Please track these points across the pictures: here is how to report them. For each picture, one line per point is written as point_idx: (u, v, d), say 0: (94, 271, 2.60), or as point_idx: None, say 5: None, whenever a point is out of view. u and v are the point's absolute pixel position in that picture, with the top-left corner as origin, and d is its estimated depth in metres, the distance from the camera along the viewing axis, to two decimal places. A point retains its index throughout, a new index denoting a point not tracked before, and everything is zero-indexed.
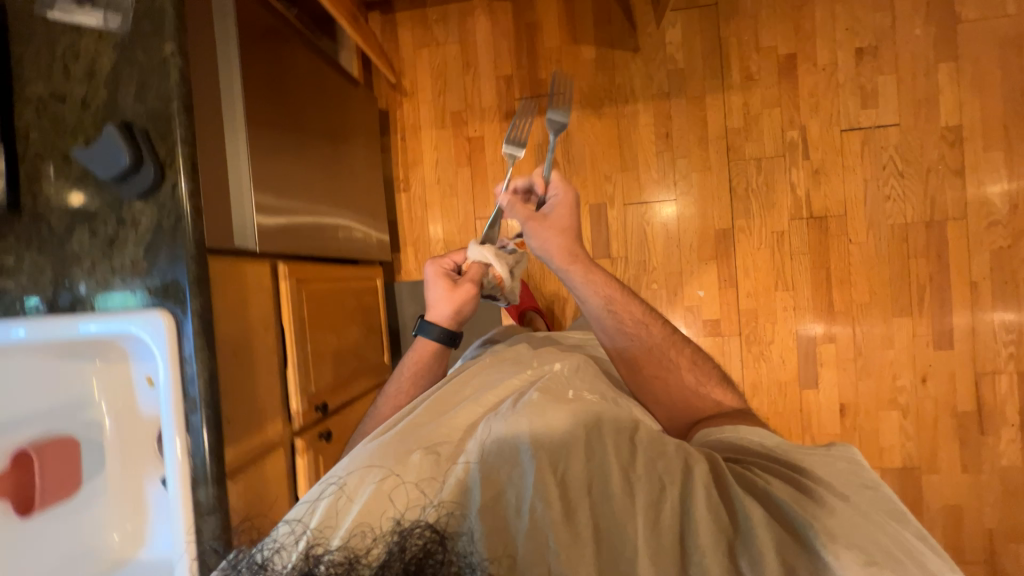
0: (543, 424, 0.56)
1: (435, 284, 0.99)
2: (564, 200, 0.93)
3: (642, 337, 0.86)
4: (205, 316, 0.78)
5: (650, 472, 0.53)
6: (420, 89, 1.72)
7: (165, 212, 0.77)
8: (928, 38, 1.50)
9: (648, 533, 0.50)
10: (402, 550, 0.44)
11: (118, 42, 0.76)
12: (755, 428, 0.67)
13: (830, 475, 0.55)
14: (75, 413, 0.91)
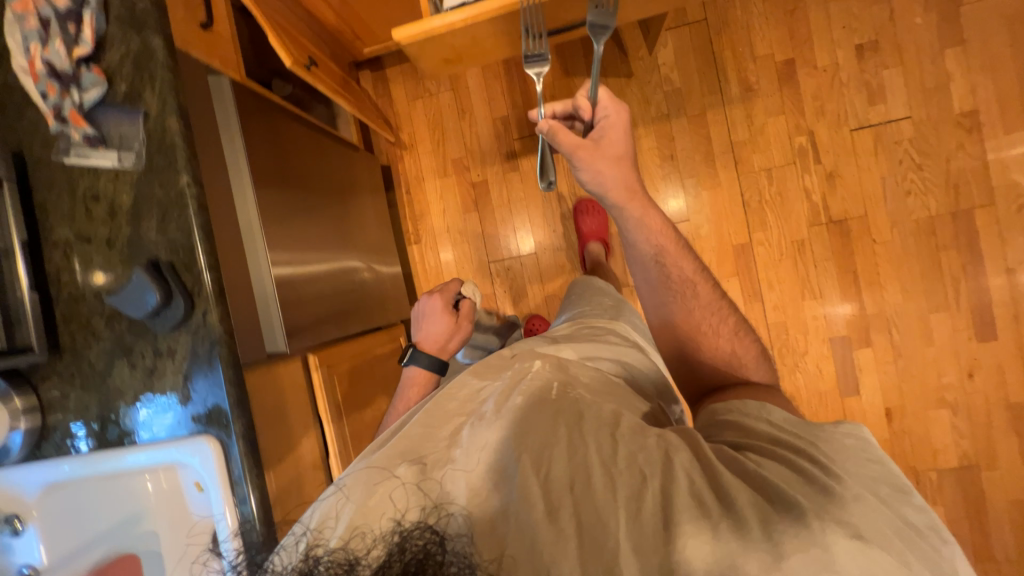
0: (534, 417, 0.51)
1: (434, 318, 1.09)
2: (617, 121, 0.82)
3: (685, 296, 0.81)
4: (250, 436, 0.79)
5: (638, 458, 0.49)
6: (419, 140, 1.73)
7: (198, 339, 0.78)
8: (931, 25, 1.45)
9: (638, 523, 0.45)
10: (403, 551, 0.41)
11: (135, 180, 0.78)
12: (769, 405, 0.61)
13: (833, 448, 0.51)
14: (130, 528, 0.85)
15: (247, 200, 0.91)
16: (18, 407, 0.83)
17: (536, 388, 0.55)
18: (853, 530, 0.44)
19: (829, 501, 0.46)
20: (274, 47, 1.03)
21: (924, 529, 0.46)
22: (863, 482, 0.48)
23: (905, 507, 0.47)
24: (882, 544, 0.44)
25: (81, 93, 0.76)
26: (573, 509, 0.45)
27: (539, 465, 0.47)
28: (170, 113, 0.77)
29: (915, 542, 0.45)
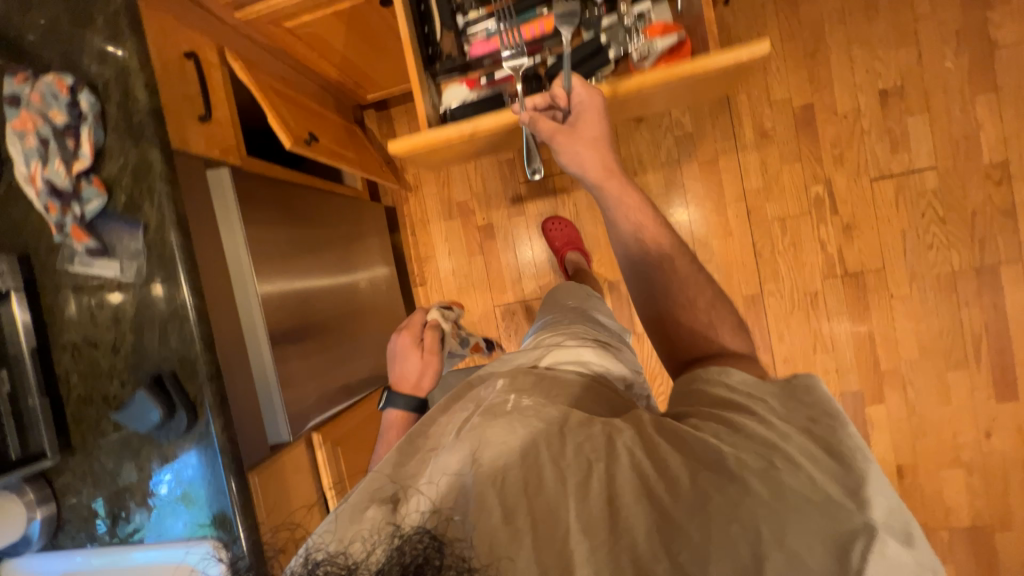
0: (490, 421, 0.50)
1: (402, 357, 0.95)
2: (591, 98, 0.73)
3: (663, 271, 0.67)
4: (255, 538, 0.81)
5: (587, 436, 0.47)
6: (424, 182, 1.71)
7: (203, 447, 0.80)
8: (961, 70, 1.38)
9: (584, 497, 0.42)
10: (401, 554, 0.38)
11: (137, 290, 0.79)
12: (740, 371, 0.53)
13: (780, 404, 0.47)
14: None
15: (250, 296, 0.91)
16: (32, 501, 0.86)
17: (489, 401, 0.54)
18: (773, 467, 0.41)
19: (748, 443, 0.42)
20: (275, 130, 1.03)
21: (852, 452, 0.42)
22: (792, 424, 0.44)
23: (836, 438, 0.43)
24: (806, 479, 0.40)
25: (82, 206, 0.77)
26: (529, 491, 0.43)
27: (490, 454, 0.46)
28: (170, 226, 0.77)
29: (836, 464, 0.41)
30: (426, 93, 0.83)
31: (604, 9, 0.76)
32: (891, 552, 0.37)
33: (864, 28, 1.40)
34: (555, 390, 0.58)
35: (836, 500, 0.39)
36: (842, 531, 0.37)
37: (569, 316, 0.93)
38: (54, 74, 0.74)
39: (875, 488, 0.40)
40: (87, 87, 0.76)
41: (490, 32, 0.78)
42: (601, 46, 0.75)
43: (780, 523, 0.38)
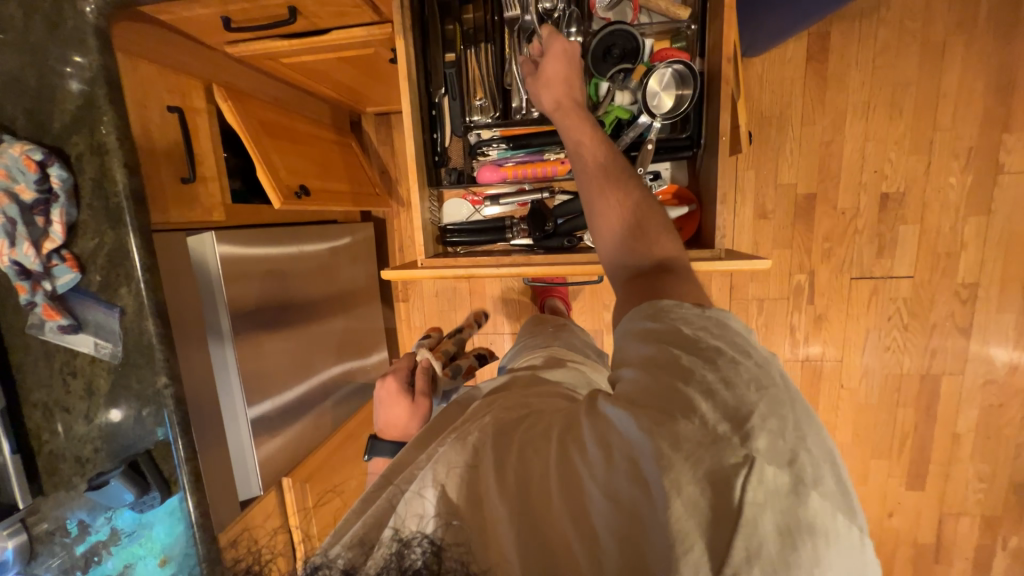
0: (456, 433, 0.53)
1: (390, 404, 0.85)
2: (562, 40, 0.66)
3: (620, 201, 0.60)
4: None
5: (539, 432, 0.49)
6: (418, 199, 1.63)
7: (178, 514, 0.85)
8: (963, 187, 1.39)
9: (533, 491, 0.44)
10: (402, 561, 0.40)
11: (113, 368, 0.79)
12: (676, 302, 0.50)
13: (691, 335, 0.45)
14: None
15: (231, 360, 0.93)
16: (1, 534, 0.85)
17: (461, 418, 0.57)
18: (669, 417, 0.40)
19: (646, 396, 0.42)
20: (264, 183, 0.97)
21: (745, 383, 0.41)
22: (697, 354, 0.43)
23: (735, 366, 0.42)
24: (696, 416, 0.40)
25: (53, 282, 0.74)
26: (491, 480, 0.46)
27: (456, 459, 0.48)
28: (148, 316, 0.76)
29: (725, 396, 0.40)
30: (426, 206, 0.80)
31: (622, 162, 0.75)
32: (768, 479, 0.37)
33: (882, 127, 1.39)
34: (511, 395, 0.60)
35: (722, 438, 0.38)
36: (722, 470, 0.37)
37: (542, 339, 0.92)
38: (21, 145, 0.68)
39: (762, 413, 0.39)
40: (58, 160, 0.70)
41: (505, 161, 0.77)
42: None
43: (675, 474, 0.37)
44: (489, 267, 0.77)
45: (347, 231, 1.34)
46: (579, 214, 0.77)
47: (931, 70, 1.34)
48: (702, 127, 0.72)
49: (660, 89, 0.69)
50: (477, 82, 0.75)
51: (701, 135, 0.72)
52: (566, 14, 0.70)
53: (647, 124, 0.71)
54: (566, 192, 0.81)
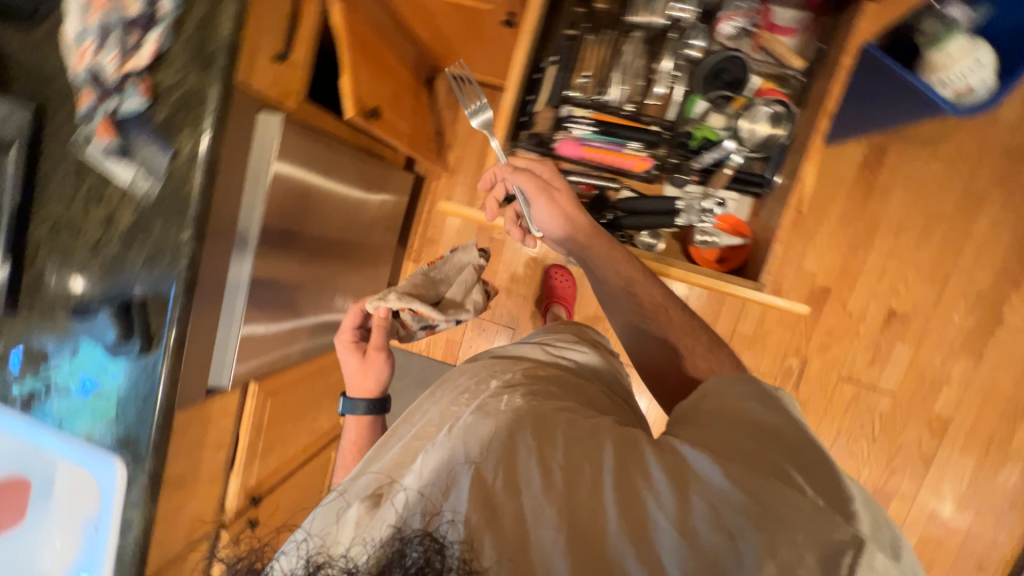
0: (477, 418, 0.61)
1: (347, 364, 0.97)
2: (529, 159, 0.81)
3: (659, 317, 0.76)
4: (156, 474, 0.85)
5: (593, 445, 0.57)
6: (462, 169, 1.68)
7: (144, 377, 0.81)
8: (963, 327, 1.47)
9: (583, 504, 0.52)
10: (404, 556, 0.50)
11: (142, 207, 0.78)
12: (770, 395, 0.62)
13: (790, 427, 0.58)
14: (24, 458, 0.91)
15: (249, 243, 0.90)
16: None
17: (487, 395, 0.66)
18: (759, 472, 0.53)
19: (730, 453, 0.55)
20: (343, 94, 0.99)
21: (837, 481, 0.54)
22: (767, 426, 0.58)
23: (827, 465, 0.56)
24: (774, 477, 0.53)
25: (120, 102, 0.73)
26: (535, 476, 0.54)
27: (478, 450, 0.57)
28: (198, 166, 0.75)
29: (812, 470, 0.55)
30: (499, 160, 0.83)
31: (695, 178, 0.80)
32: (872, 561, 0.48)
33: (909, 248, 1.47)
34: (539, 387, 0.71)
35: (833, 516, 0.50)
36: (835, 544, 0.48)
37: (575, 334, 0.95)
38: None
39: (857, 506, 0.52)
40: None
41: (587, 141, 0.79)
42: (677, 209, 0.78)
43: (784, 535, 0.48)
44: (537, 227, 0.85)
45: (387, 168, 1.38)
46: (640, 214, 0.80)
47: (966, 212, 1.43)
48: (778, 170, 0.76)
49: (752, 125, 0.73)
50: (587, 61, 0.79)
51: (774, 180, 0.76)
52: (691, 28, 0.75)
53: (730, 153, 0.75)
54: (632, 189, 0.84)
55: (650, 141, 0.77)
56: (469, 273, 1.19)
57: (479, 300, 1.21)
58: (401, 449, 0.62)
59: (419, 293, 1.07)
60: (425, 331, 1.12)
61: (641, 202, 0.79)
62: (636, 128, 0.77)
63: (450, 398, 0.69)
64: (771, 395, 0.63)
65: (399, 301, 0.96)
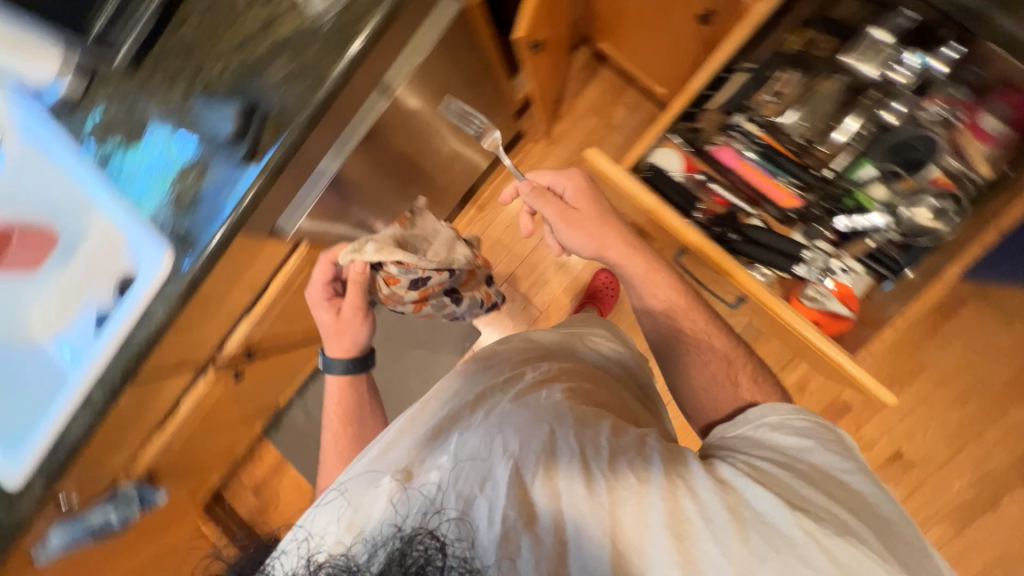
0: (516, 408, 0.68)
1: (328, 319, 1.07)
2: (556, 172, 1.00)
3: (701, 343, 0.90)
4: (195, 282, 0.84)
5: (636, 456, 0.64)
6: (560, 143, 1.70)
7: (232, 184, 0.81)
8: (958, 496, 1.46)
9: (621, 532, 0.59)
10: (405, 557, 0.55)
11: (306, 26, 0.79)
12: (840, 450, 0.69)
13: (857, 482, 0.65)
14: (68, 218, 1.05)
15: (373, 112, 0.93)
16: (73, 69, 0.86)
17: (526, 386, 0.72)
18: (818, 511, 0.60)
19: (790, 489, 0.62)
20: (523, 12, 0.97)
21: (899, 541, 0.62)
22: (819, 471, 0.66)
23: (889, 524, 0.63)
24: (834, 523, 0.59)
25: None
26: (573, 489, 0.61)
27: (516, 446, 0.63)
28: (378, 9, 0.75)
29: (875, 524, 0.62)
30: (659, 138, 0.94)
31: (829, 236, 0.95)
32: None
33: (943, 404, 1.46)
34: (577, 381, 0.77)
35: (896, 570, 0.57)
36: None
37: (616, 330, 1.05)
38: None
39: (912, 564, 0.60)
40: None
41: (748, 160, 0.95)
42: (800, 256, 0.91)
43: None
44: (680, 219, 0.85)
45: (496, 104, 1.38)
46: (760, 244, 0.93)
47: (1010, 393, 1.44)
48: (910, 261, 0.91)
49: (913, 209, 0.89)
50: (790, 85, 0.97)
51: (907, 270, 0.92)
52: (901, 95, 0.91)
53: (878, 220, 0.91)
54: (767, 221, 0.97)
55: (808, 184, 0.94)
56: (444, 229, 1.26)
57: (465, 253, 1.27)
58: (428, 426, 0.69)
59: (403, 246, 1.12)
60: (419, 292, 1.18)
61: (765, 235, 0.93)
62: (801, 171, 0.94)
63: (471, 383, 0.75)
64: (841, 448, 0.69)
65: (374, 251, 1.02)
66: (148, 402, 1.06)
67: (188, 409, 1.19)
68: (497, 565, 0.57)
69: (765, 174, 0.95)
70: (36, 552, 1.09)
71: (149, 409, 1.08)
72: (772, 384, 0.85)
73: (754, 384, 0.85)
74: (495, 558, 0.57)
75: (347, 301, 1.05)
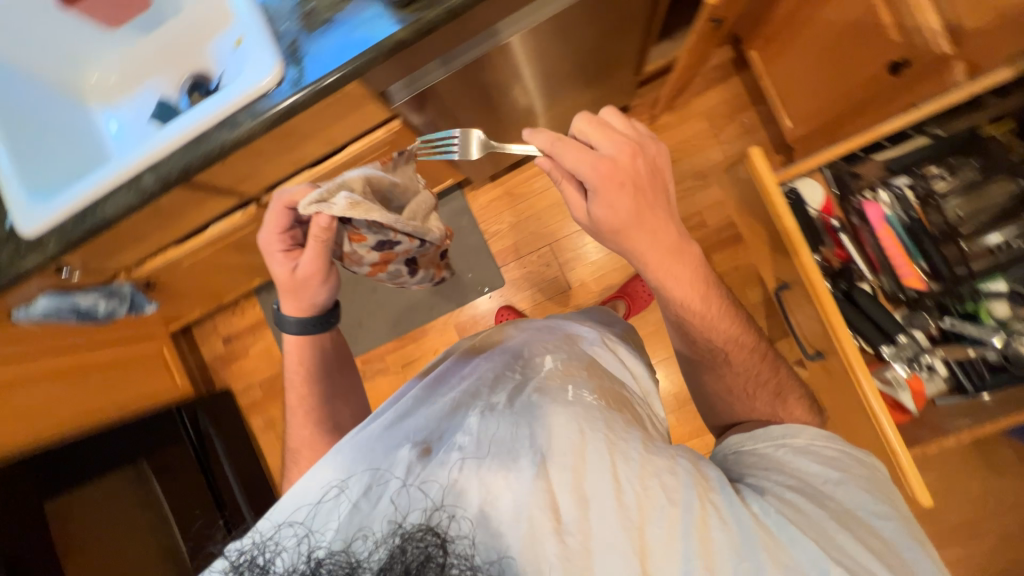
0: (543, 401, 0.70)
1: (276, 266, 0.88)
2: (584, 148, 0.73)
3: (725, 356, 0.87)
4: (297, 107, 0.81)
5: (665, 465, 0.64)
6: (660, 133, 1.63)
7: (377, 25, 0.79)
8: None
9: (644, 558, 0.58)
10: (403, 554, 0.52)
11: None
12: (866, 491, 0.68)
13: (881, 524, 0.65)
14: None
15: (527, 21, 0.89)
16: None
17: (553, 383, 0.74)
18: (843, 550, 0.61)
19: (816, 524, 0.63)
20: None
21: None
22: (844, 508, 0.67)
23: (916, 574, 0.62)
24: (857, 562, 0.60)
25: None
26: (598, 499, 0.60)
27: (544, 440, 0.64)
28: None
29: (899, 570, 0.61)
30: (811, 173, 1.07)
31: (931, 330, 1.02)
32: None
33: None
34: (597, 382, 0.80)
35: None
36: None
37: (621, 343, 1.06)
38: None
39: None
40: None
41: (890, 226, 1.01)
42: (894, 337, 0.99)
43: None
44: (809, 255, 0.93)
45: (625, 64, 1.31)
46: (861, 311, 1.02)
47: (960, 533, 1.50)
48: (997, 384, 0.97)
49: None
50: (958, 174, 1.00)
51: (985, 393, 0.98)
52: None
53: (986, 331, 0.96)
54: (878, 292, 1.05)
55: (939, 271, 0.98)
56: (425, 191, 0.95)
57: (438, 227, 1.04)
58: (442, 412, 0.72)
59: (383, 200, 0.86)
60: (382, 255, 0.98)
61: (867, 302, 1.01)
62: (936, 261, 0.98)
63: (487, 374, 0.78)
64: (868, 489, 0.69)
65: (346, 207, 0.75)
66: (185, 212, 1.01)
67: (219, 232, 1.13)
68: (519, 561, 0.57)
69: (900, 250, 1.00)
70: (17, 309, 1.06)
71: (183, 219, 1.04)
72: (800, 395, 0.86)
73: (775, 399, 0.85)
74: (518, 552, 0.57)
75: (306, 259, 0.85)
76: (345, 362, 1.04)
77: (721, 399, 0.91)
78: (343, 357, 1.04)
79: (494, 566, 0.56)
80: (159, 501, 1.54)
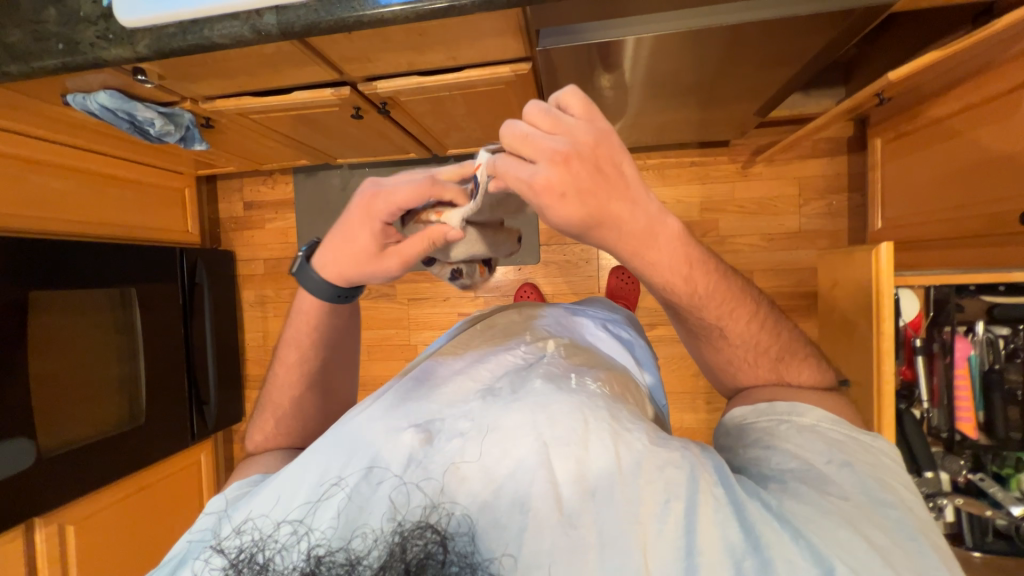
0: (546, 387, 0.56)
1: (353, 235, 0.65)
2: (517, 167, 0.49)
3: (715, 330, 0.64)
4: (447, 10, 0.76)
5: (665, 456, 0.49)
6: (748, 181, 1.59)
7: None
8: None
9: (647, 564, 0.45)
10: (404, 551, 0.47)
11: None
12: (880, 477, 0.49)
13: (893, 516, 0.46)
14: None
15: (701, 21, 0.87)
16: None
17: (558, 371, 0.60)
18: (861, 560, 0.42)
19: (823, 523, 0.45)
20: None
21: None
22: (849, 494, 0.48)
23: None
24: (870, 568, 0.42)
25: None
26: (602, 495, 0.48)
27: (547, 429, 0.51)
28: None
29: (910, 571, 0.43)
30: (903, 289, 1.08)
31: (959, 479, 1.09)
32: None
33: None
34: (608, 378, 0.65)
35: None
36: None
37: (620, 330, 0.93)
38: None
39: None
40: None
41: (970, 368, 1.05)
42: (918, 470, 1.06)
43: None
44: (892, 365, 0.98)
45: (755, 102, 1.25)
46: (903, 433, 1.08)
47: None
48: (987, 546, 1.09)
49: None
50: None
51: (975, 551, 1.10)
52: None
53: (1009, 499, 1.03)
54: (925, 421, 1.11)
55: (995, 428, 1.03)
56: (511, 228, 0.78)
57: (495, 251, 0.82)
58: (432, 388, 0.61)
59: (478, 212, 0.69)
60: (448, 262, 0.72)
61: (909, 428, 1.08)
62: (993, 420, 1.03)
63: (491, 356, 0.66)
64: (880, 476, 0.50)
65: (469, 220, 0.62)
66: (279, 68, 0.95)
67: (300, 100, 1.07)
68: (522, 559, 0.46)
69: (966, 396, 1.05)
70: (75, 94, 1.01)
71: (274, 74, 0.98)
72: (806, 353, 0.67)
73: (776, 364, 0.65)
74: (522, 549, 0.47)
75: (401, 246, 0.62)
76: (358, 331, 0.81)
77: (712, 370, 0.70)
78: (356, 334, 0.80)
79: (495, 565, 0.46)
80: (137, 333, 1.50)
